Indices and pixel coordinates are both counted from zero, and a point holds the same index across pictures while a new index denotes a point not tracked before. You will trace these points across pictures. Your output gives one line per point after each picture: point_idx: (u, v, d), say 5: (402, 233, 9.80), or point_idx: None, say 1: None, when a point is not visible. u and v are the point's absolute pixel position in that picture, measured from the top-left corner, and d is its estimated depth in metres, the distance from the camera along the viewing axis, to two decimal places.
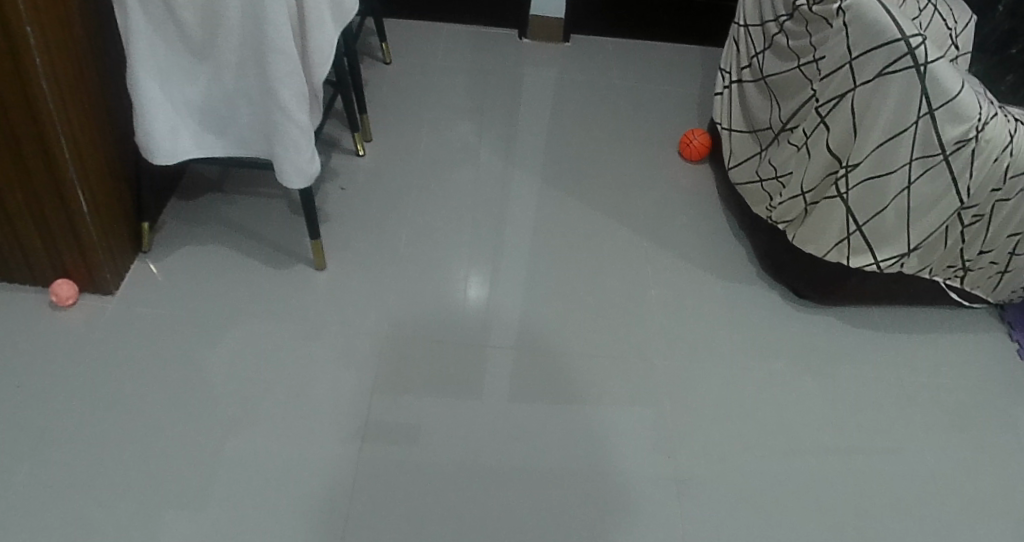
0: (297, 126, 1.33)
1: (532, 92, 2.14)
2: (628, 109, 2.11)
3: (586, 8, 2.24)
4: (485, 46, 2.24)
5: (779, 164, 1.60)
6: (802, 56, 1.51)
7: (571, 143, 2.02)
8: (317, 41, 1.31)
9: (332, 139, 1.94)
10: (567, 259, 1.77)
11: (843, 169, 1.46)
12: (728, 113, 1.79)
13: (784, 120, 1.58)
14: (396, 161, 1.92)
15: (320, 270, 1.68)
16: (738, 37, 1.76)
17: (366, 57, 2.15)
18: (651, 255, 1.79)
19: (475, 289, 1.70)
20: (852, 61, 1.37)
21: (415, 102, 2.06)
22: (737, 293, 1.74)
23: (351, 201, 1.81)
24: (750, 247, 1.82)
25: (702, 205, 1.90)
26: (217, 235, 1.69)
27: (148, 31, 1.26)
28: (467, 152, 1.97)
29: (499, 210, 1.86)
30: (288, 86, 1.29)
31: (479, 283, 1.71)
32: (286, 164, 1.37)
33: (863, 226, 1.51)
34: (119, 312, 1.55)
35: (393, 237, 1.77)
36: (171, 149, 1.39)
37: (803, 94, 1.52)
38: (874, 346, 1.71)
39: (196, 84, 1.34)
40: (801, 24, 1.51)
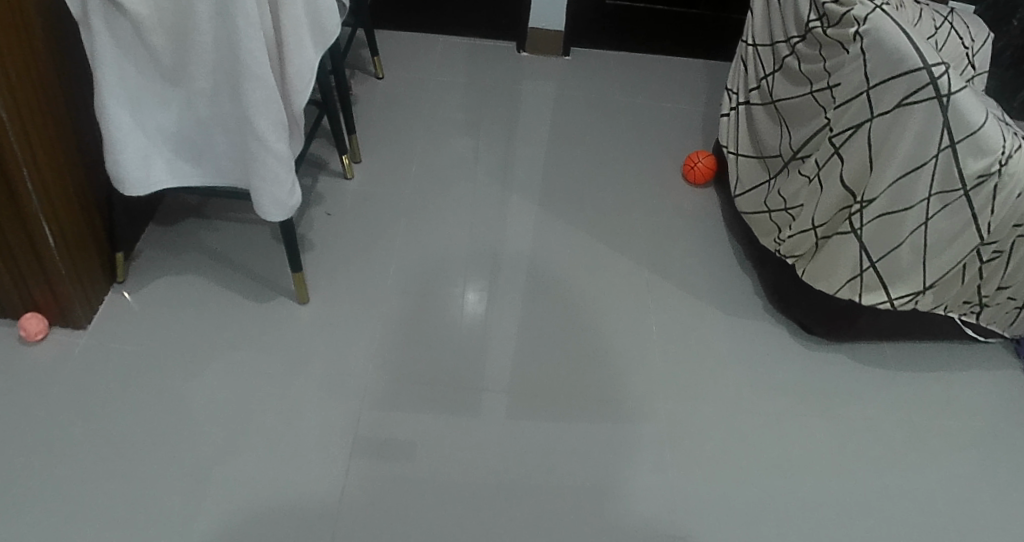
0: (275, 156, 1.25)
1: (530, 109, 2.05)
2: (629, 129, 2.02)
3: (586, 20, 2.15)
4: (482, 60, 2.15)
5: (788, 194, 1.51)
6: (815, 81, 1.42)
7: (569, 164, 1.93)
8: (296, 67, 1.23)
9: (320, 160, 1.85)
10: (564, 291, 1.68)
11: (858, 204, 1.37)
12: (734, 136, 1.70)
13: (794, 148, 1.49)
14: (386, 183, 1.83)
15: (303, 304, 1.59)
16: (745, 57, 1.67)
17: (357, 72, 2.06)
18: (651, 286, 1.70)
19: (474, 295, 1.66)
20: (870, 91, 1.29)
21: (407, 121, 1.97)
22: (743, 328, 1.65)
23: (337, 227, 1.72)
24: (756, 279, 1.73)
25: (706, 233, 1.81)
26: (196, 264, 1.61)
27: (116, 56, 1.19)
28: (461, 174, 1.88)
29: (493, 237, 1.77)
30: (264, 114, 1.21)
31: (476, 299, 1.65)
32: (264, 196, 1.29)
33: (877, 262, 1.42)
34: (91, 347, 1.47)
35: (381, 266, 1.68)
36: (143, 179, 1.31)
37: (815, 123, 1.43)
38: (886, 385, 1.62)
39: (169, 110, 1.26)
40: (814, 47, 1.42)
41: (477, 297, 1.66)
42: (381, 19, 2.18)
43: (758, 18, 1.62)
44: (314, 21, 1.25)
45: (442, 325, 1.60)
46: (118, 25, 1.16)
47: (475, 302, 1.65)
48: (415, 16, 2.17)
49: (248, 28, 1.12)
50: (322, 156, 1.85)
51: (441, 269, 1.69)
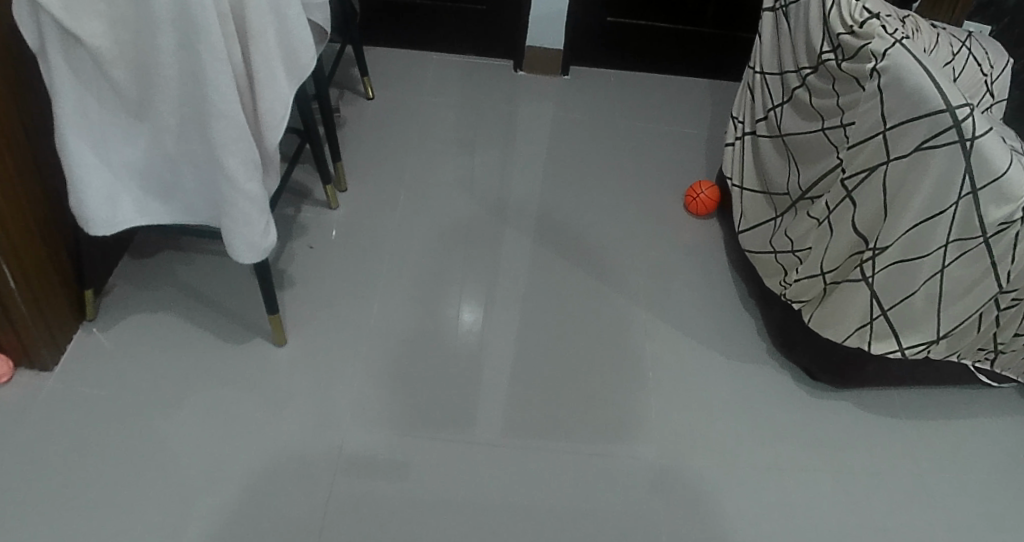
0: (246, 197, 1.18)
1: (526, 132, 1.96)
2: (629, 155, 1.93)
3: (586, 38, 2.06)
4: (477, 79, 2.07)
5: (795, 236, 1.42)
6: (828, 117, 1.32)
7: (566, 193, 1.85)
8: (268, 101, 1.14)
9: (304, 188, 1.76)
10: (557, 332, 1.59)
11: (870, 250, 1.28)
12: (739, 167, 1.61)
13: (803, 186, 1.39)
14: (374, 212, 1.75)
15: (280, 346, 1.49)
16: (753, 84, 1.58)
17: (347, 92, 1.98)
18: (650, 326, 1.62)
19: (470, 312, 1.60)
20: (887, 132, 1.19)
21: (397, 146, 1.88)
22: (745, 375, 1.56)
23: (319, 261, 1.64)
24: (759, 320, 1.64)
25: (708, 270, 1.72)
26: (170, 301, 1.53)
27: (77, 89, 1.12)
28: (452, 204, 1.79)
29: (484, 272, 1.68)
30: (233, 152, 1.14)
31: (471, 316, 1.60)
32: (236, 238, 1.22)
33: (889, 310, 1.34)
34: (56, 392, 1.37)
35: (365, 304, 1.58)
36: (109, 217, 1.24)
37: (826, 162, 1.33)
38: (898, 435, 1.52)
39: (135, 146, 1.19)
40: (826, 81, 1.32)
41: (473, 315, 1.60)
42: (372, 35, 2.10)
43: (766, 45, 1.52)
44: (288, 52, 1.17)
45: (428, 369, 1.50)
46: (79, 59, 1.09)
47: (472, 322, 1.59)
48: (408, 33, 2.09)
49: (214, 62, 1.06)
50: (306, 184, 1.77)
51: (428, 306, 1.60)
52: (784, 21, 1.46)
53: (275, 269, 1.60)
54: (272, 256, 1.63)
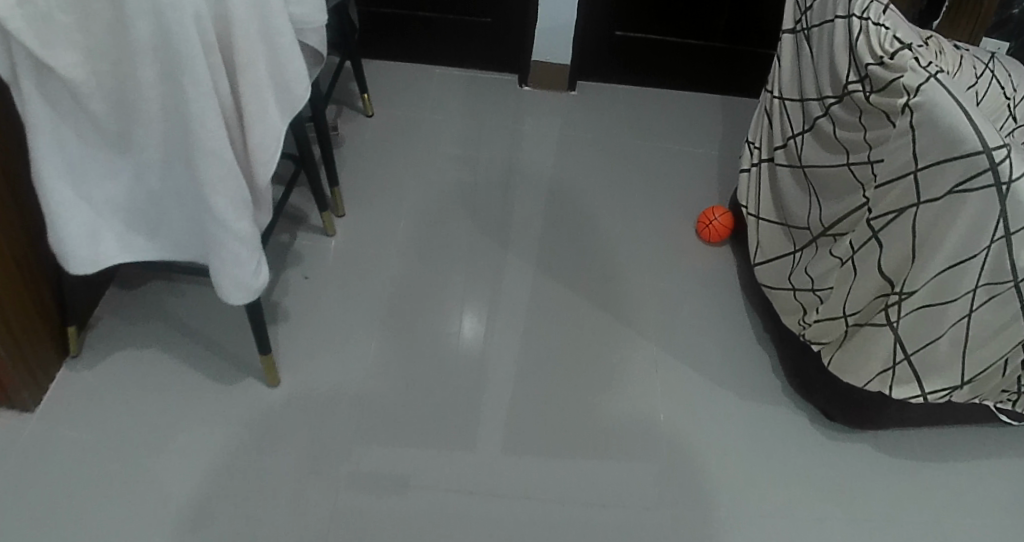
0: (236, 237, 1.11)
1: (531, 152, 1.89)
2: (638, 178, 1.86)
3: (593, 52, 1.99)
4: (481, 94, 1.99)
5: (815, 275, 1.35)
6: (853, 152, 1.24)
7: (573, 218, 1.77)
8: (258, 137, 1.07)
9: (300, 213, 1.69)
10: (563, 369, 1.51)
11: (896, 294, 1.22)
12: (755, 196, 1.54)
13: (824, 223, 1.32)
14: (373, 237, 1.67)
15: (274, 387, 1.42)
16: (770, 109, 1.51)
17: (345, 109, 1.90)
18: (661, 363, 1.54)
19: (470, 323, 1.56)
20: (918, 172, 1.12)
21: (397, 168, 1.81)
22: (761, 418, 1.49)
23: (315, 292, 1.56)
24: (774, 355, 1.57)
25: (721, 304, 1.65)
26: (158, 335, 1.45)
27: (53, 123, 1.04)
28: (455, 230, 1.72)
29: (487, 305, 1.60)
30: (221, 191, 1.06)
31: (471, 324, 1.56)
32: (225, 278, 1.15)
33: (912, 354, 1.27)
34: (37, 435, 1.30)
35: (363, 339, 1.50)
36: (90, 254, 1.16)
37: (850, 199, 1.26)
38: (923, 480, 1.44)
39: (118, 180, 1.12)
40: (852, 112, 1.24)
41: (474, 325, 1.56)
42: (371, 47, 2.02)
43: (786, 70, 1.45)
44: (279, 83, 1.09)
45: (428, 410, 1.42)
46: (55, 91, 1.01)
47: (472, 331, 1.55)
48: (409, 45, 2.01)
49: (198, 96, 0.98)
50: (302, 209, 1.69)
51: (428, 342, 1.52)
52: (806, 45, 1.38)
53: (269, 302, 1.52)
54: (266, 288, 1.56)
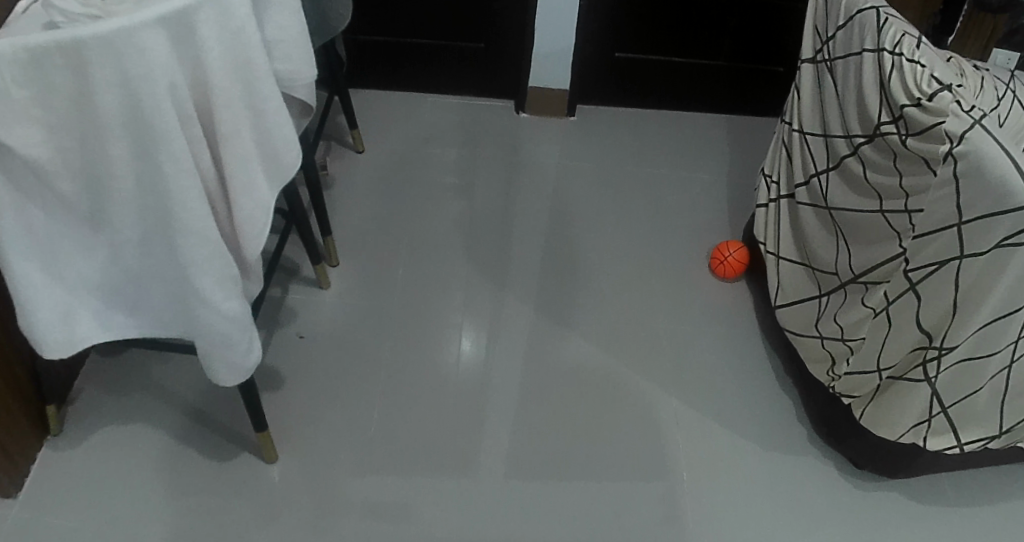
0: (225, 317, 1.02)
1: (533, 185, 1.79)
2: (646, 210, 1.76)
3: (593, 75, 1.89)
4: (476, 123, 1.89)
5: (845, 324, 1.27)
6: (887, 198, 1.16)
7: (580, 257, 1.67)
8: (245, 211, 0.97)
9: (292, 263, 1.58)
10: (581, 425, 1.40)
11: (935, 349, 1.15)
12: (774, 234, 1.46)
13: (854, 269, 1.25)
14: (370, 286, 1.56)
15: (271, 463, 1.30)
16: (790, 143, 1.43)
17: (334, 145, 1.79)
18: (683, 414, 1.44)
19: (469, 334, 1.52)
20: (962, 226, 1.03)
21: (392, 207, 1.70)
22: (797, 473, 1.38)
23: (311, 354, 1.44)
24: (799, 401, 1.47)
25: (742, 346, 1.55)
26: (146, 408, 1.35)
27: (16, 204, 0.92)
28: (457, 273, 1.61)
29: (496, 356, 1.49)
30: (206, 272, 0.97)
31: (470, 343, 1.50)
32: (215, 359, 1.06)
33: (949, 408, 1.21)
34: (16, 526, 1.19)
35: (365, 401, 1.39)
36: (66, 337, 1.06)
37: (885, 247, 1.17)
38: (971, 530, 1.34)
39: (93, 257, 1.01)
40: (885, 154, 1.16)
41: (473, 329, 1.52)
42: (358, 77, 1.91)
43: (807, 104, 1.37)
44: (265, 150, 0.98)
45: (439, 479, 1.31)
46: (16, 170, 0.89)
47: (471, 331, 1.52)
48: (397, 74, 1.90)
49: (177, 173, 0.89)
50: (293, 258, 1.58)
51: (435, 401, 1.41)
52: (829, 77, 1.31)
53: (262, 366, 1.41)
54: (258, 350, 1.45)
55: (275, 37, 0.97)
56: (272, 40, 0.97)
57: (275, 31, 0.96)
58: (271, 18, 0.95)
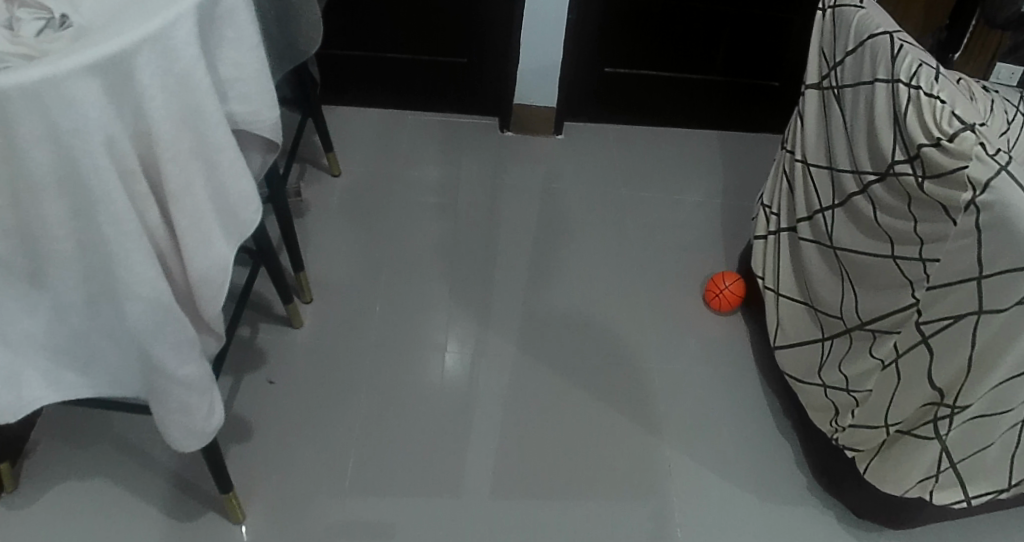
0: (181, 383, 0.93)
1: (519, 208, 1.69)
2: (639, 238, 1.67)
3: (581, 91, 1.80)
4: (459, 142, 1.79)
5: (851, 373, 1.20)
6: (899, 243, 1.08)
7: (570, 289, 1.58)
8: (201, 272, 0.87)
9: (262, 299, 1.48)
10: (571, 476, 1.31)
11: (947, 407, 1.07)
12: (774, 269, 1.38)
13: (861, 316, 1.17)
14: (344, 322, 1.46)
15: (236, 523, 1.20)
16: (792, 174, 1.35)
17: (309, 168, 1.69)
18: (680, 461, 1.35)
19: (453, 353, 1.45)
20: (982, 280, 0.95)
21: (369, 235, 1.60)
22: (801, 527, 1.29)
23: (280, 404, 1.33)
24: (799, 448, 1.39)
25: (739, 386, 1.46)
26: (103, 464, 1.25)
27: None
28: (439, 306, 1.51)
29: (478, 399, 1.39)
30: (158, 339, 0.88)
31: (452, 384, 1.40)
32: (171, 426, 0.97)
33: (958, 462, 1.13)
34: None
35: (337, 453, 1.29)
36: (11, 400, 0.95)
37: (896, 297, 1.10)
38: None
39: (37, 316, 0.90)
40: (898, 195, 1.07)
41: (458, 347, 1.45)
42: (334, 95, 1.81)
43: (812, 133, 1.29)
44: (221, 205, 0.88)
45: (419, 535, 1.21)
46: None
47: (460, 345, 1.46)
48: (375, 90, 1.80)
49: (120, 237, 0.79)
50: (265, 294, 1.48)
51: (412, 451, 1.31)
52: (836, 106, 1.22)
53: (228, 415, 1.31)
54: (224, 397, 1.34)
55: (231, 76, 0.87)
56: (228, 79, 0.87)
57: (231, 70, 0.86)
58: (226, 55, 0.85)
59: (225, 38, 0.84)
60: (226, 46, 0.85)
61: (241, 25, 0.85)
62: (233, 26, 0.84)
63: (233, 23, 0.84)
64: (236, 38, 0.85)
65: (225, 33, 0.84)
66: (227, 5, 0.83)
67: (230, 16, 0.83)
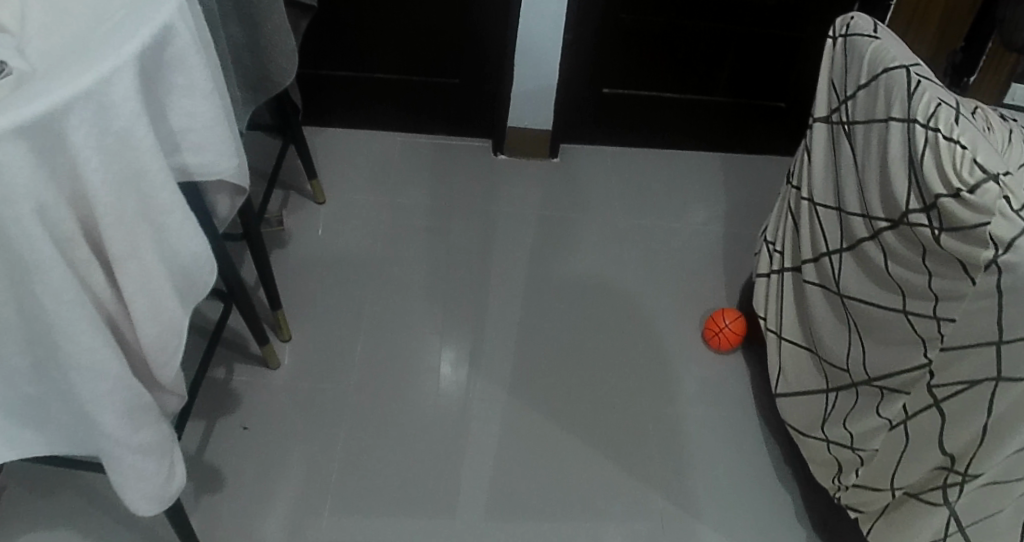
0: (135, 450, 0.87)
1: (511, 236, 1.62)
2: (637, 269, 1.60)
3: (579, 112, 1.74)
4: (450, 165, 1.73)
5: (856, 431, 1.13)
6: (911, 298, 1.00)
7: (564, 324, 1.50)
8: (152, 337, 0.81)
9: (239, 336, 1.41)
10: (561, 530, 1.23)
11: (958, 475, 1.01)
12: (778, 310, 1.32)
13: (868, 371, 1.09)
14: (323, 360, 1.39)
15: None
16: (798, 212, 1.28)
17: (293, 195, 1.63)
18: (678, 515, 1.27)
19: (448, 364, 1.41)
20: (1002, 346, 0.89)
21: (354, 266, 1.53)
22: None
23: (253, 449, 1.27)
24: (801, 500, 1.32)
25: (739, 432, 1.39)
26: (67, 520, 1.19)
27: None
28: (423, 342, 1.44)
29: (463, 445, 1.31)
30: (108, 409, 0.82)
31: (434, 427, 1.33)
32: (127, 492, 0.91)
33: (968, 527, 1.04)
34: None
35: (314, 504, 1.22)
36: None
37: (906, 355, 1.02)
38: None
39: None
40: (912, 246, 0.98)
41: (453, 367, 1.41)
42: (320, 116, 1.74)
43: (819, 170, 1.21)
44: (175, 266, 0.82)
45: None
46: None
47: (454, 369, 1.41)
48: (364, 111, 1.74)
49: (59, 306, 0.73)
50: (241, 332, 1.42)
51: (394, 502, 1.24)
52: (846, 142, 1.14)
53: (197, 464, 1.24)
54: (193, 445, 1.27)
55: (182, 126, 0.80)
56: (178, 130, 0.80)
57: (182, 119, 0.79)
58: (176, 104, 0.78)
59: (175, 84, 0.77)
60: (176, 93, 0.78)
61: (194, 70, 0.78)
62: (184, 73, 0.77)
63: (183, 68, 0.77)
64: (188, 85, 0.78)
65: (174, 80, 0.77)
66: (175, 51, 0.76)
67: (179, 62, 0.77)
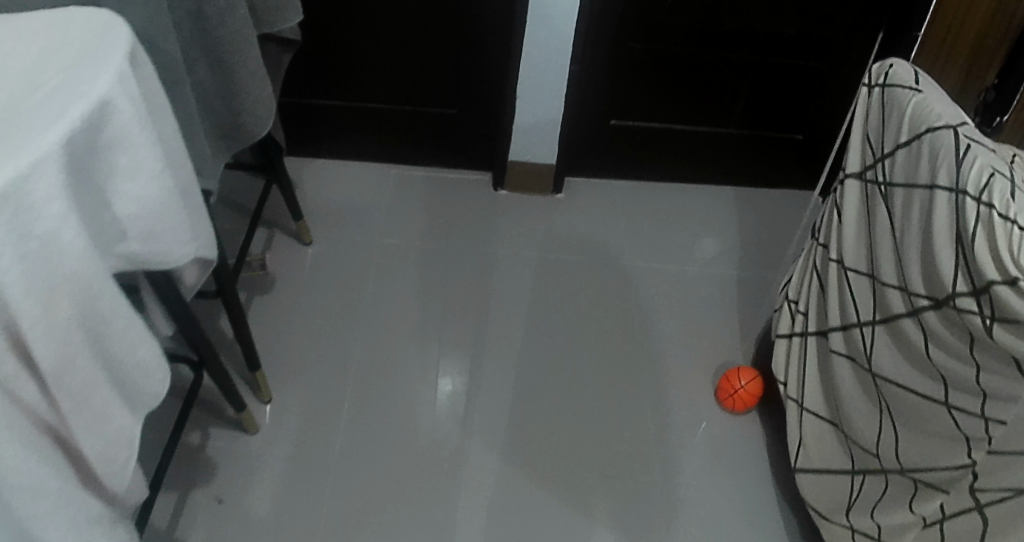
0: None
1: (509, 278, 1.52)
2: (644, 317, 1.49)
3: (585, 144, 1.64)
4: (447, 200, 1.63)
5: (885, 524, 1.05)
6: (955, 390, 0.89)
7: (564, 378, 1.38)
8: (95, 451, 0.72)
9: (214, 397, 1.31)
10: None
11: None
12: (799, 377, 1.22)
13: (902, 461, 1.00)
14: (303, 420, 1.29)
15: None
16: (825, 273, 1.17)
17: (276, 233, 1.54)
18: None
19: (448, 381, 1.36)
20: None
21: (340, 311, 1.43)
22: None
23: (225, 525, 1.16)
24: None
25: (756, 504, 1.27)
26: None
27: None
28: (411, 398, 1.33)
29: (453, 518, 1.19)
30: (53, 526, 0.69)
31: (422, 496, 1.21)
32: None
33: None
34: None
35: None
36: None
37: (947, 452, 0.92)
38: None
39: None
40: (957, 332, 0.87)
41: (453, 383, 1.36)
42: (309, 145, 1.65)
43: (852, 231, 1.10)
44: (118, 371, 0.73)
45: None
46: None
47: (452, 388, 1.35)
48: (356, 142, 1.64)
49: None
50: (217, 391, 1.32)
51: None
52: (883, 204, 1.03)
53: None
54: (159, 521, 1.16)
55: (128, 211, 0.70)
56: (124, 216, 0.70)
57: (128, 204, 0.69)
58: (119, 188, 0.68)
59: (118, 166, 0.67)
60: (120, 176, 0.68)
61: (138, 149, 0.68)
62: (126, 152, 0.67)
63: (126, 148, 0.67)
64: (132, 165, 0.68)
65: (116, 161, 0.67)
66: (115, 129, 0.66)
67: (121, 141, 0.67)
